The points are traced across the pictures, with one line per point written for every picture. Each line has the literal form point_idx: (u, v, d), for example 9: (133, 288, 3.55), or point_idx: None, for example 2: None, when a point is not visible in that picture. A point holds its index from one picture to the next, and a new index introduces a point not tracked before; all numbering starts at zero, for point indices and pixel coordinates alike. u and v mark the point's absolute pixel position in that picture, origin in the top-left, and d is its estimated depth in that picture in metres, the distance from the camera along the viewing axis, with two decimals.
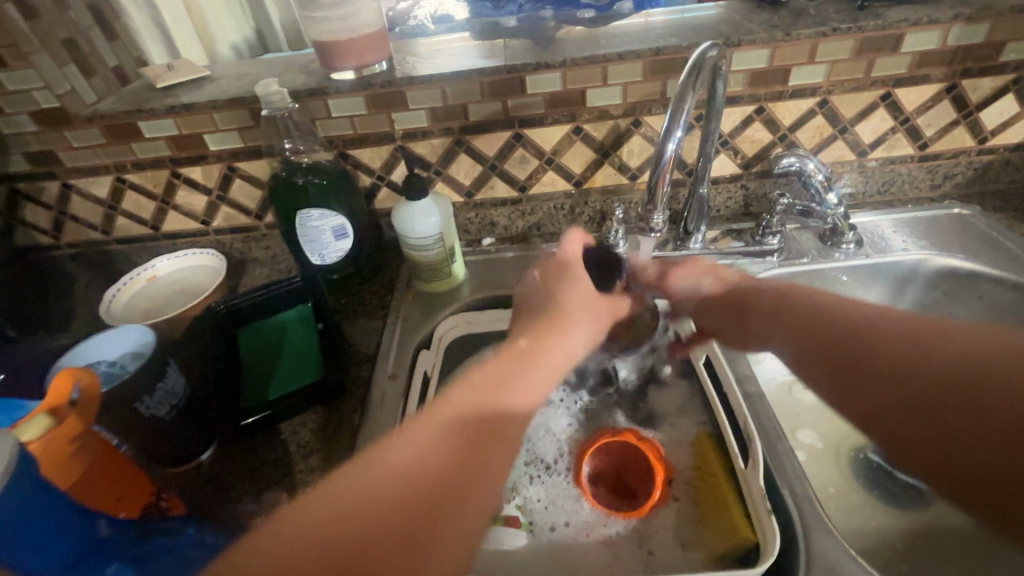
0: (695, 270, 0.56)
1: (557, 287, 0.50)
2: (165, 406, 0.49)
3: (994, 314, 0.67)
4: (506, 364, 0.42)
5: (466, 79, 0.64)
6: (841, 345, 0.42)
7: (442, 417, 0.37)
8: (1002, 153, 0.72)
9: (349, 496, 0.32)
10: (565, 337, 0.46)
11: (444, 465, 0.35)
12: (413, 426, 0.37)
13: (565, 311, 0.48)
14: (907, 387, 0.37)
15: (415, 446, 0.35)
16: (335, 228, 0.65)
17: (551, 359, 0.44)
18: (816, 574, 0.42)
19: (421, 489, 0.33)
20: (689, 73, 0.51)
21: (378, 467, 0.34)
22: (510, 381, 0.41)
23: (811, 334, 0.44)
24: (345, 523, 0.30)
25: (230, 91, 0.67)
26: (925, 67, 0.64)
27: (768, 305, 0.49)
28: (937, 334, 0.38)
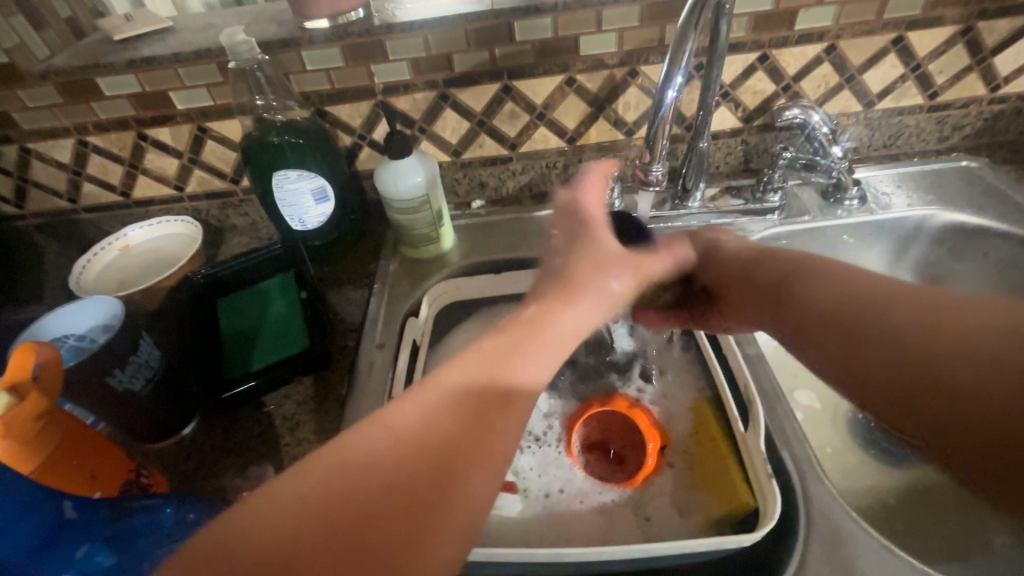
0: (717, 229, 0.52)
1: (570, 255, 0.46)
2: (141, 378, 0.47)
3: (998, 271, 0.65)
4: (515, 335, 0.39)
5: (450, 27, 0.59)
6: (857, 325, 0.37)
7: (449, 391, 0.35)
8: (1014, 101, 0.69)
9: (354, 464, 0.30)
10: (578, 305, 0.42)
11: (447, 444, 0.32)
12: (416, 396, 0.35)
13: (580, 277, 0.43)
14: (932, 368, 0.32)
15: (421, 417, 0.33)
16: (314, 190, 0.62)
17: (561, 332, 0.40)
18: (815, 533, 0.41)
19: (422, 467, 0.31)
20: (691, 11, 0.46)
21: (382, 436, 0.32)
22: (520, 353, 0.38)
23: (824, 314, 0.39)
24: (343, 498, 0.29)
25: (195, 42, 0.62)
26: (940, 8, 0.60)
27: (777, 282, 0.44)
28: (966, 308, 0.33)
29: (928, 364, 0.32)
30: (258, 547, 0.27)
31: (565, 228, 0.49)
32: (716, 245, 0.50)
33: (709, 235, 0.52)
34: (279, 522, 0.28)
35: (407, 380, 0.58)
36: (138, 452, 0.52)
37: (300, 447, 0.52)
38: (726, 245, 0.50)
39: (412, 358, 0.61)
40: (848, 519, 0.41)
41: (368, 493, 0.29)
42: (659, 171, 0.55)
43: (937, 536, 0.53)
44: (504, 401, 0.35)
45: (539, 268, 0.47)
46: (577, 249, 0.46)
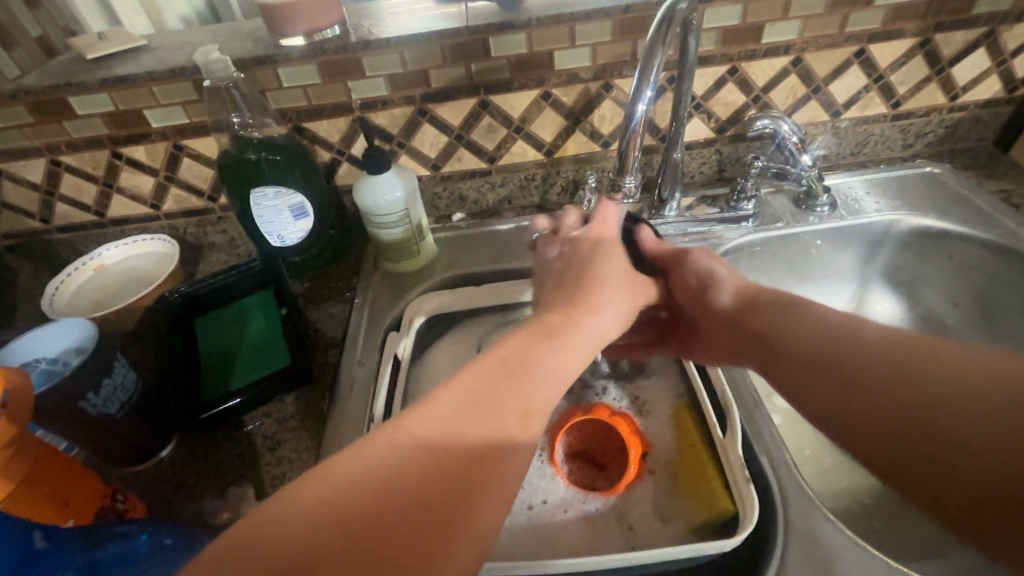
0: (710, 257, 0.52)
1: (581, 274, 0.47)
2: (115, 403, 0.46)
3: (964, 273, 0.67)
4: (531, 343, 0.39)
5: (425, 43, 0.60)
6: (848, 364, 0.39)
7: (468, 392, 0.35)
8: (972, 110, 0.71)
9: (371, 466, 0.31)
10: (598, 315, 0.43)
11: (465, 456, 0.32)
12: (433, 403, 0.34)
13: (595, 291, 0.45)
14: (921, 413, 0.34)
15: (441, 418, 0.33)
16: (293, 206, 0.62)
17: (583, 339, 0.41)
18: (793, 536, 0.42)
19: (439, 478, 0.31)
20: (658, 27, 0.47)
21: (401, 440, 0.32)
22: (535, 360, 0.38)
23: (818, 351, 0.41)
24: (358, 505, 0.29)
25: (169, 60, 0.61)
26: (899, 21, 0.62)
27: (766, 323, 0.45)
28: (946, 359, 0.35)
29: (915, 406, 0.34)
30: (267, 552, 0.27)
31: (574, 248, 0.52)
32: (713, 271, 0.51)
33: (702, 267, 0.52)
34: (292, 527, 0.28)
35: (389, 395, 0.58)
36: (115, 477, 0.50)
37: (281, 466, 0.51)
38: (721, 274, 0.51)
39: (394, 373, 0.61)
40: (823, 521, 0.42)
41: (389, 499, 0.29)
42: (632, 183, 0.57)
43: (913, 533, 0.54)
44: (524, 412, 0.35)
45: (551, 280, 0.49)
46: (589, 265, 0.48)
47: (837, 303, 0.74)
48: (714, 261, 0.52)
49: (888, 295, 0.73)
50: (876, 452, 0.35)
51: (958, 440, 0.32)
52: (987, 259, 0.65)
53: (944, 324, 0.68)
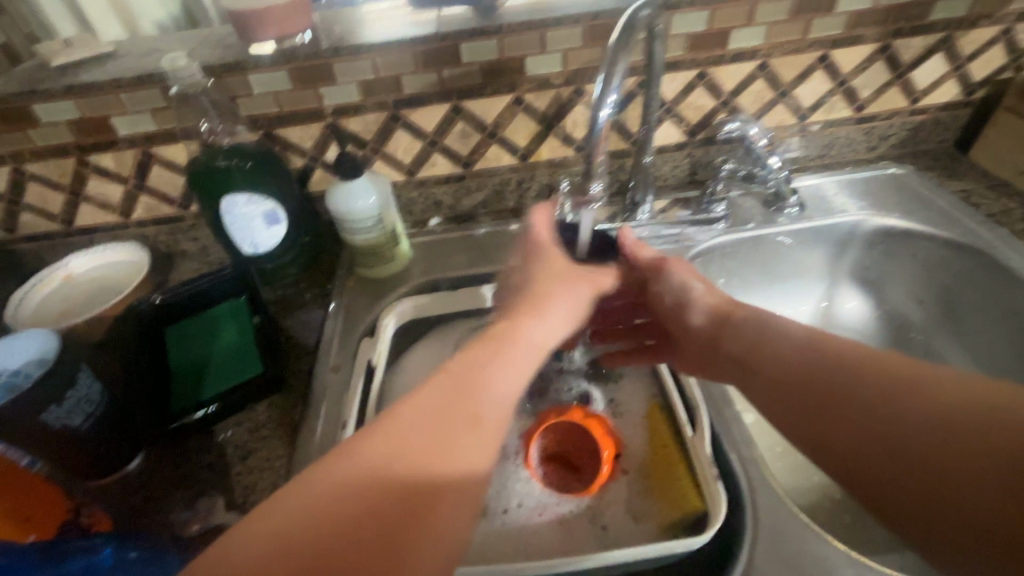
0: (688, 272, 0.51)
1: (529, 277, 0.47)
2: (80, 414, 0.45)
3: (927, 272, 0.69)
4: (485, 355, 0.39)
5: (397, 50, 0.60)
6: (828, 388, 0.38)
7: (422, 405, 0.36)
8: (933, 113, 0.74)
9: (325, 488, 0.31)
10: (544, 318, 0.43)
11: (418, 471, 0.32)
12: (385, 425, 0.34)
13: (544, 294, 0.45)
14: (910, 443, 0.33)
15: (395, 435, 0.33)
16: (266, 214, 0.62)
17: (529, 340, 0.41)
18: (761, 533, 0.42)
19: (396, 498, 0.31)
20: (621, 34, 0.48)
21: (354, 466, 0.32)
22: (487, 373, 0.38)
23: (795, 373, 0.41)
24: (315, 537, 0.29)
25: (136, 67, 0.61)
26: (859, 27, 0.64)
27: (750, 344, 0.44)
28: (932, 382, 0.34)
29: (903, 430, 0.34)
30: None
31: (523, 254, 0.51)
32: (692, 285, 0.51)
33: (676, 284, 0.51)
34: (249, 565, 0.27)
35: (363, 401, 0.58)
36: (81, 490, 0.50)
37: (253, 475, 0.51)
38: (699, 291, 0.50)
39: (368, 379, 0.60)
40: (790, 517, 0.43)
41: (345, 521, 0.30)
42: (599, 188, 0.55)
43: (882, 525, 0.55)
44: (476, 418, 0.36)
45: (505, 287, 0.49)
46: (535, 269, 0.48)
47: (808, 303, 0.76)
48: (687, 276, 0.51)
49: (857, 294, 0.74)
50: (863, 479, 0.35)
51: (953, 476, 0.31)
52: (948, 258, 0.66)
53: (910, 321, 0.70)
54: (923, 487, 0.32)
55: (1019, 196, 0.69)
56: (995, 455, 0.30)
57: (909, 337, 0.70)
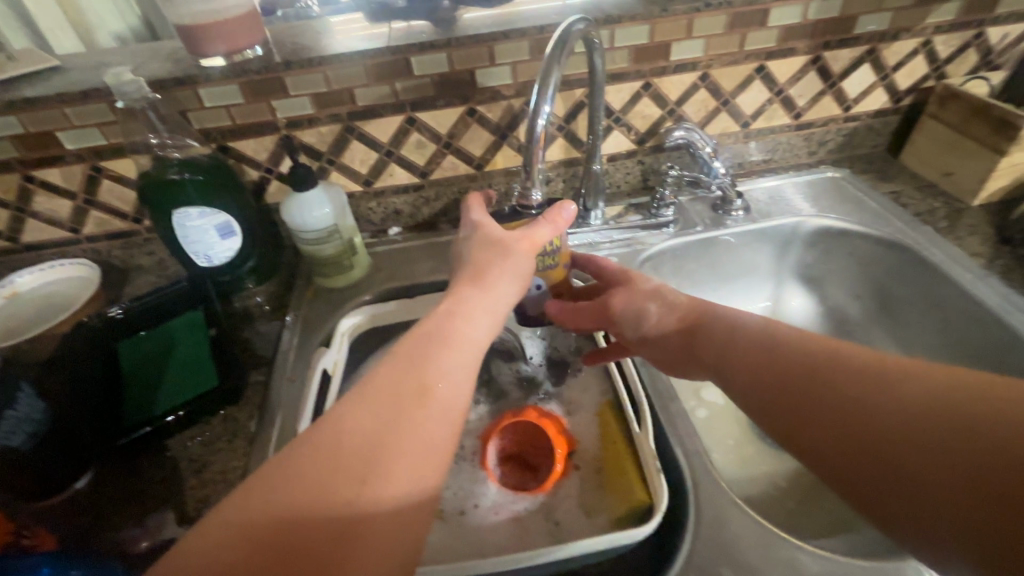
0: (638, 296, 0.53)
1: (468, 253, 0.52)
2: (20, 434, 0.44)
3: (864, 268, 0.72)
4: (434, 345, 0.42)
5: (348, 63, 0.61)
6: (795, 380, 0.39)
7: (372, 394, 0.38)
8: (865, 120, 0.78)
9: (285, 482, 0.33)
10: (485, 290, 0.48)
11: (369, 450, 0.35)
12: (345, 409, 0.38)
13: (486, 269, 0.49)
14: (863, 433, 0.34)
15: (347, 424, 0.36)
16: (219, 226, 0.62)
17: (471, 311, 0.46)
18: (703, 522, 0.44)
19: (349, 479, 0.34)
20: (555, 47, 0.49)
21: (315, 449, 0.35)
22: (439, 356, 0.42)
23: (757, 367, 0.42)
24: (279, 516, 0.32)
25: (82, 81, 0.60)
26: (791, 40, 0.68)
27: (714, 342, 0.46)
28: (894, 375, 0.35)
29: (860, 418, 0.35)
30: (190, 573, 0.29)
31: (463, 237, 0.54)
32: (648, 300, 0.53)
33: (630, 311, 0.53)
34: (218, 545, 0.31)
35: (321, 410, 0.58)
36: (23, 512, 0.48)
37: (206, 488, 0.50)
38: (652, 312, 0.52)
39: (327, 389, 0.60)
40: (729, 506, 0.45)
41: (304, 508, 0.32)
42: (539, 195, 0.56)
43: (825, 511, 0.58)
44: (422, 394, 0.39)
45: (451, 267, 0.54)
46: (473, 246, 0.52)
47: (756, 302, 0.79)
48: (643, 304, 0.53)
49: (801, 292, 0.78)
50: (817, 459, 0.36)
51: (903, 467, 0.32)
52: (880, 255, 0.70)
53: (848, 316, 0.74)
54: (875, 475, 0.33)
55: (944, 196, 0.74)
56: (943, 448, 0.30)
57: (848, 332, 0.73)
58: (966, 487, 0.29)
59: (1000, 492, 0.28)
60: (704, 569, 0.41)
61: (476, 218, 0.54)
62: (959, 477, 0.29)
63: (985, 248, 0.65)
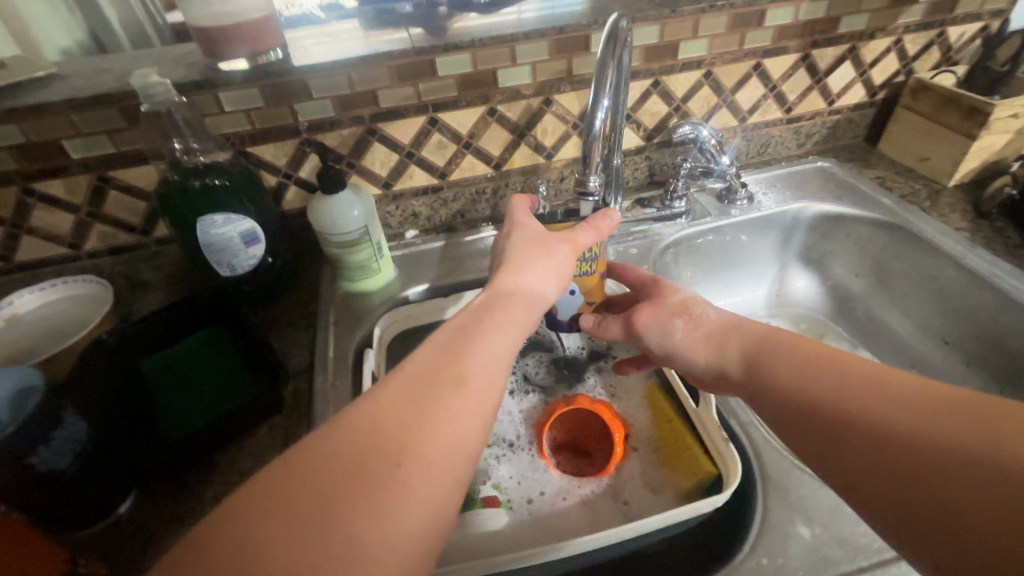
0: (661, 312, 0.52)
1: (512, 243, 0.52)
2: (66, 454, 0.40)
3: (861, 249, 0.78)
4: (472, 337, 0.40)
5: (372, 64, 0.61)
6: (831, 372, 0.38)
7: (412, 377, 0.37)
8: (846, 113, 0.85)
9: (319, 450, 0.31)
10: (523, 278, 0.48)
11: (400, 432, 0.33)
12: (389, 383, 0.36)
13: (527, 259, 0.49)
14: (886, 417, 0.33)
15: (382, 401, 0.35)
16: (245, 234, 0.59)
17: (511, 308, 0.45)
18: (771, 485, 0.46)
19: (375, 460, 0.31)
20: (606, 43, 0.53)
21: (351, 421, 0.33)
22: (475, 347, 0.40)
23: (792, 352, 0.42)
24: (310, 477, 0.30)
25: (91, 87, 0.57)
26: (784, 39, 0.73)
27: (746, 339, 0.46)
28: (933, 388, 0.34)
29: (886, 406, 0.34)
30: (225, 529, 0.27)
31: (503, 236, 0.54)
32: (677, 313, 0.52)
33: (656, 330, 0.52)
34: (253, 504, 0.29)
35: None
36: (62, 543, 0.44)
37: None
38: (679, 329, 0.51)
39: None
40: (792, 471, 0.47)
41: (328, 480, 0.30)
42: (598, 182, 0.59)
43: None
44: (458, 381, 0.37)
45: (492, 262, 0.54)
46: (512, 239, 0.53)
47: (764, 286, 0.84)
48: (668, 322, 0.51)
49: (803, 274, 0.84)
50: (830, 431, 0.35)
51: (921, 452, 0.31)
52: (875, 236, 0.76)
53: (850, 293, 0.80)
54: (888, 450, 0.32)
55: (922, 179, 0.81)
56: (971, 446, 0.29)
57: (852, 308, 0.79)
58: (980, 473, 0.28)
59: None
60: (782, 530, 0.43)
61: (518, 220, 0.55)
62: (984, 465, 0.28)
63: (966, 222, 0.72)
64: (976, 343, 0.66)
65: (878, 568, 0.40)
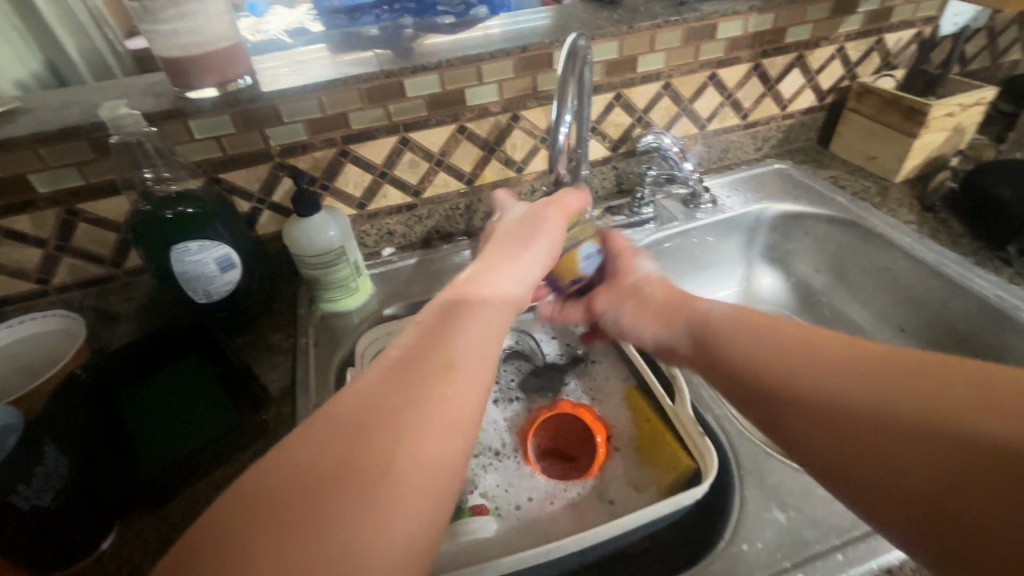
0: (613, 298, 0.57)
1: (498, 231, 0.53)
2: (49, 491, 0.40)
3: (820, 246, 0.82)
4: (455, 326, 0.39)
5: (341, 88, 0.62)
6: (799, 349, 0.39)
7: (397, 369, 0.35)
8: (798, 117, 0.90)
9: (306, 453, 0.30)
10: (507, 268, 0.47)
11: (392, 430, 0.32)
12: (375, 376, 0.35)
13: (508, 247, 0.50)
14: (853, 392, 0.34)
15: (369, 397, 0.33)
16: (220, 259, 0.59)
17: (497, 298, 0.44)
18: (746, 475, 0.48)
19: (368, 459, 0.30)
20: (566, 62, 0.55)
21: (332, 425, 0.32)
22: (460, 334, 0.39)
23: (757, 324, 0.44)
24: (304, 482, 0.29)
25: (57, 120, 0.57)
26: (736, 50, 0.77)
27: (710, 312, 0.48)
28: (893, 355, 0.35)
29: (854, 381, 0.35)
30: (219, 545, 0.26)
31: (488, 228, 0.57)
32: (629, 295, 0.55)
33: (613, 309, 0.56)
34: (239, 529, 0.27)
35: None
36: None
37: None
38: (627, 311, 0.55)
39: None
40: (766, 460, 0.49)
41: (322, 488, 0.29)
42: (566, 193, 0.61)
43: None
44: (447, 370, 0.35)
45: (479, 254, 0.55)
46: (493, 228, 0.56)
47: (732, 285, 0.87)
48: (623, 302, 0.56)
49: (768, 271, 0.87)
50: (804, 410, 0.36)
51: (890, 423, 0.31)
52: (831, 232, 0.80)
53: (812, 287, 0.84)
54: (855, 423, 0.33)
55: (872, 177, 0.86)
56: (933, 414, 0.30)
57: (816, 302, 0.83)
58: (945, 443, 0.29)
59: (989, 455, 0.27)
60: (757, 517, 0.45)
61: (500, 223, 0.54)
62: (946, 431, 0.29)
63: (913, 215, 0.77)
64: (930, 328, 0.70)
65: (849, 545, 0.42)
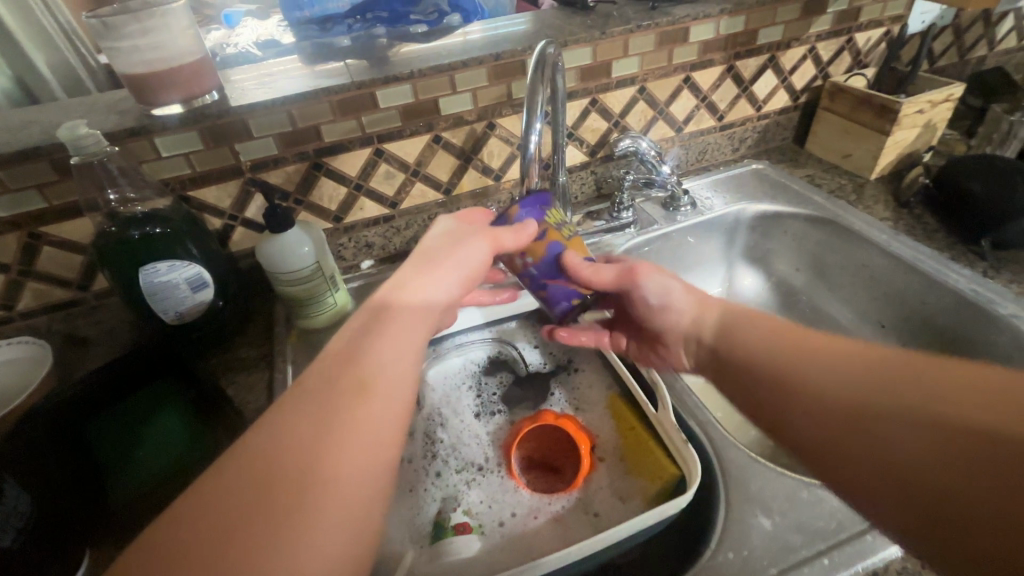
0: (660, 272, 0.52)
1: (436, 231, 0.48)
2: (9, 531, 0.39)
3: (798, 245, 0.83)
4: (369, 337, 0.37)
5: (312, 100, 0.61)
6: (798, 362, 0.40)
7: (311, 391, 0.33)
8: (773, 117, 0.90)
9: (218, 488, 0.28)
10: (431, 273, 0.43)
11: (307, 457, 0.29)
12: (293, 400, 0.33)
13: (433, 250, 0.45)
14: (858, 403, 0.35)
15: (283, 424, 0.31)
16: (190, 279, 0.58)
17: (418, 305, 0.41)
18: (731, 481, 0.48)
19: (281, 488, 0.28)
20: (535, 69, 0.54)
21: (252, 460, 0.29)
22: (373, 347, 0.36)
23: (760, 335, 0.44)
24: (216, 522, 0.26)
25: (15, 141, 0.55)
26: (709, 53, 0.78)
27: (726, 319, 0.48)
28: (884, 357, 0.36)
29: (858, 390, 0.35)
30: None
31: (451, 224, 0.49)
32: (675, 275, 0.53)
33: (657, 283, 0.51)
34: None
35: None
36: None
37: None
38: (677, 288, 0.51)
39: None
40: (750, 465, 0.49)
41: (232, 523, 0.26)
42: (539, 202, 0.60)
43: None
44: (362, 387, 0.34)
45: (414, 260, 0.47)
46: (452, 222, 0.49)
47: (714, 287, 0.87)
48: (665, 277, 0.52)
49: (749, 271, 0.87)
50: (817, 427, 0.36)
51: (899, 427, 0.32)
52: (808, 231, 0.81)
53: (793, 286, 0.84)
54: (866, 435, 0.34)
55: (847, 174, 0.86)
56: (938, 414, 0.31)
57: (796, 300, 0.83)
58: (957, 439, 0.30)
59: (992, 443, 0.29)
60: (742, 523, 0.45)
61: (438, 223, 0.49)
62: (951, 430, 0.30)
63: (889, 212, 0.77)
64: (909, 323, 0.70)
65: (835, 549, 0.42)
